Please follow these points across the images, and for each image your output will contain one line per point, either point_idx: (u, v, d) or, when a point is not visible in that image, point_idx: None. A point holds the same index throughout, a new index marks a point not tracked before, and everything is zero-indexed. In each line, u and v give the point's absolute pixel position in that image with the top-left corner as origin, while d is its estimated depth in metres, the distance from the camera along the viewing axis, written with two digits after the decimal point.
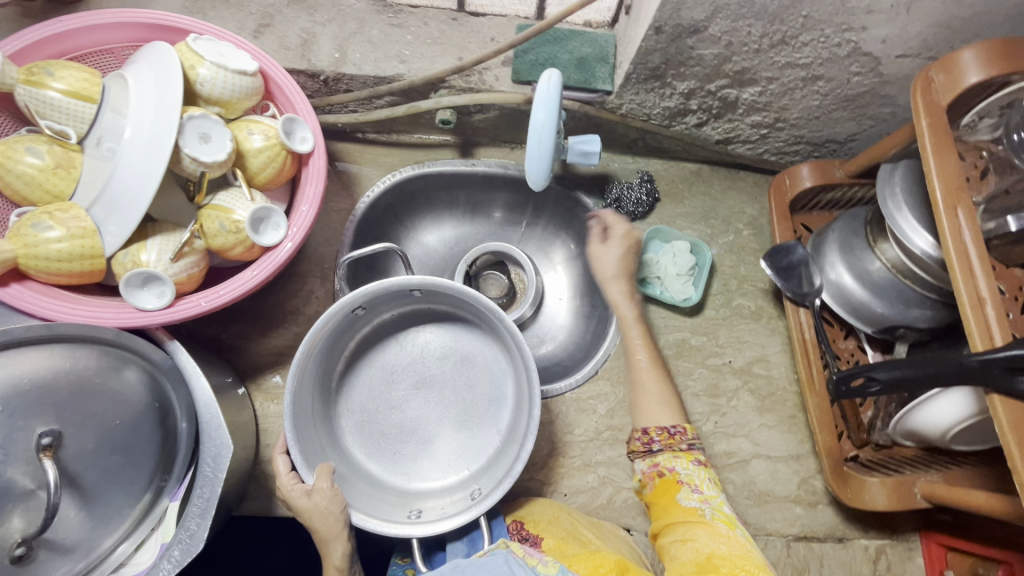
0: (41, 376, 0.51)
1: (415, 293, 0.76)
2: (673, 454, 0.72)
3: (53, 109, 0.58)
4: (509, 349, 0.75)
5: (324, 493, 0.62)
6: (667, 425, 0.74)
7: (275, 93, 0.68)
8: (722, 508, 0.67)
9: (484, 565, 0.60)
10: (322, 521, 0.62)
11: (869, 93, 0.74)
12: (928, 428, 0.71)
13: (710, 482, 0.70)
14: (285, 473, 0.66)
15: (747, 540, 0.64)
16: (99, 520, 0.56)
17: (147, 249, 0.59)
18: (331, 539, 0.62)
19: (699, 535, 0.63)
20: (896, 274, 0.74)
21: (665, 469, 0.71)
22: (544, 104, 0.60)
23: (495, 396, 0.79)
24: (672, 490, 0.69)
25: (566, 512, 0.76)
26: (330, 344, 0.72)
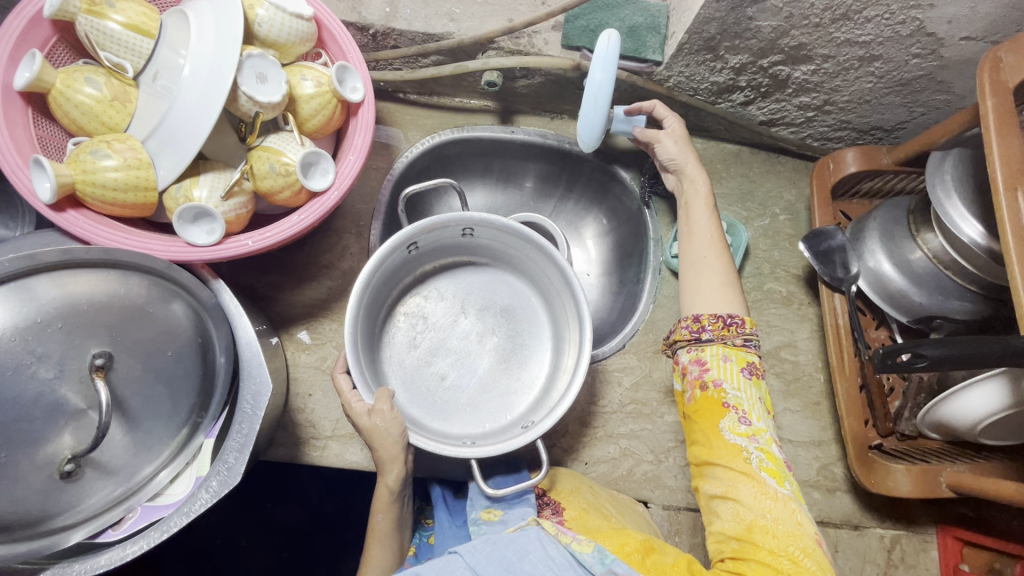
0: (98, 298, 0.53)
1: (461, 241, 0.78)
2: (723, 349, 0.69)
3: (113, 41, 0.59)
4: (551, 295, 0.78)
5: (385, 414, 0.64)
6: (727, 314, 0.71)
7: (328, 41, 0.68)
8: (769, 446, 0.65)
9: (517, 539, 0.63)
10: (382, 442, 0.64)
11: (925, 78, 0.73)
12: (955, 420, 0.71)
13: (758, 410, 0.67)
14: (350, 390, 0.67)
15: (791, 498, 0.62)
16: (141, 447, 0.58)
17: (199, 185, 0.59)
18: (390, 461, 0.65)
19: (743, 494, 0.62)
20: (936, 264, 0.74)
21: (709, 383, 0.68)
22: (602, 64, 0.59)
23: (533, 346, 0.81)
24: (717, 417, 0.66)
25: (587, 484, 0.77)
26: (382, 283, 0.74)
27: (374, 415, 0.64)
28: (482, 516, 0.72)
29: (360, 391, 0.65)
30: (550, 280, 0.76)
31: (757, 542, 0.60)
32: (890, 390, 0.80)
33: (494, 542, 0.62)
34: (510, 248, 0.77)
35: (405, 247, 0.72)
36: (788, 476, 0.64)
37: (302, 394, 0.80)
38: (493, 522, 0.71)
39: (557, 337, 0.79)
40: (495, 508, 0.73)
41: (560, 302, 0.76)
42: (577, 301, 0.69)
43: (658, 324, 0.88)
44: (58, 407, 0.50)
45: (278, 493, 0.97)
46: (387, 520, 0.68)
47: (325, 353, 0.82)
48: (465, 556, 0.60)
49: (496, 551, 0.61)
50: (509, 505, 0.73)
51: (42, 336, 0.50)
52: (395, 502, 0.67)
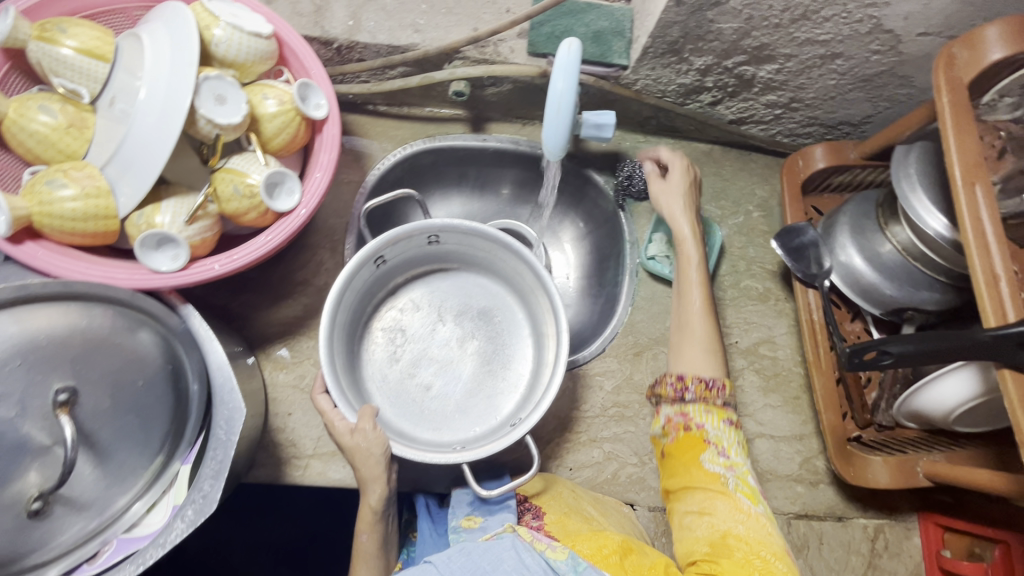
0: (58, 332, 0.51)
1: (429, 249, 0.77)
2: (705, 406, 0.71)
3: (66, 67, 0.58)
4: (526, 293, 0.78)
5: (367, 433, 0.63)
6: (710, 376, 0.72)
7: (289, 58, 0.67)
8: (747, 476, 0.68)
9: (491, 548, 0.63)
10: (365, 463, 0.63)
11: (886, 74, 0.74)
12: (930, 408, 0.72)
13: (737, 446, 0.70)
14: (332, 410, 0.66)
15: (767, 517, 0.65)
16: (113, 479, 0.57)
17: (161, 211, 0.59)
18: (372, 481, 0.64)
19: (720, 509, 0.64)
20: (906, 256, 0.74)
21: (693, 425, 0.70)
22: (564, 72, 0.58)
23: (514, 344, 0.81)
24: (698, 450, 0.69)
25: (569, 488, 0.77)
26: (354, 302, 0.73)
27: (355, 435, 0.63)
28: (462, 523, 0.72)
29: (343, 412, 0.64)
30: (522, 277, 0.76)
31: (731, 547, 0.61)
32: (867, 381, 0.81)
33: (468, 551, 0.61)
34: (477, 250, 0.77)
35: (372, 262, 0.71)
36: (761, 499, 0.67)
37: (282, 413, 0.79)
38: (473, 529, 0.71)
39: (536, 331, 0.79)
40: (475, 514, 0.72)
41: (535, 298, 0.76)
42: (550, 296, 0.70)
43: (637, 326, 0.88)
44: (22, 446, 0.49)
45: (263, 513, 0.96)
46: (371, 539, 0.66)
47: (303, 371, 0.81)
48: (439, 564, 0.59)
49: (471, 561, 0.60)
50: (490, 511, 0.72)
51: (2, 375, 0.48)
52: (378, 522, 0.66)
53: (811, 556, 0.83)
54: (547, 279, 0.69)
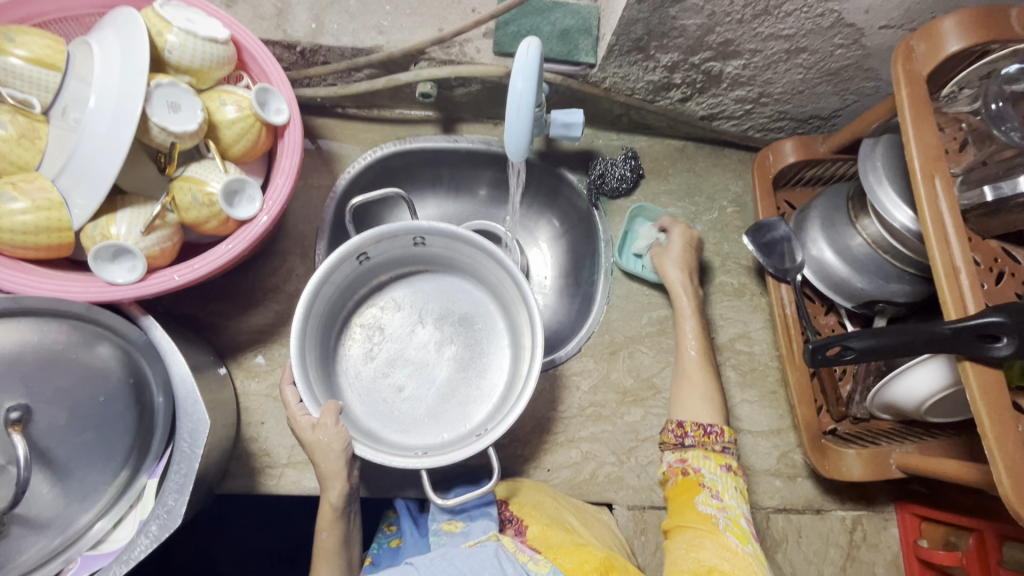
0: (10, 349, 0.50)
1: (414, 250, 0.76)
2: (704, 452, 0.74)
3: (15, 77, 0.56)
4: (509, 304, 0.77)
5: (329, 427, 0.62)
6: (707, 423, 0.75)
7: (249, 62, 0.66)
8: (738, 519, 0.69)
9: (474, 555, 0.64)
10: (325, 458, 0.62)
11: (852, 67, 0.74)
12: (902, 401, 0.73)
13: (733, 492, 0.71)
14: (297, 403, 0.65)
15: (756, 558, 0.65)
16: (74, 497, 0.56)
17: (116, 222, 0.57)
18: (333, 476, 0.63)
19: (708, 550, 0.65)
20: (875, 249, 0.75)
21: (690, 469, 0.73)
22: (523, 73, 0.57)
23: (492, 353, 0.80)
24: (692, 493, 0.71)
25: (551, 496, 0.77)
26: (332, 297, 0.72)
27: (318, 430, 0.63)
28: (443, 526, 0.73)
29: (307, 406, 0.63)
30: (505, 286, 0.75)
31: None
32: (842, 373, 0.82)
33: (449, 556, 0.63)
34: (464, 255, 0.76)
35: (354, 259, 0.70)
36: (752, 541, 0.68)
37: (255, 422, 0.78)
38: (453, 533, 0.72)
39: (514, 345, 0.78)
40: (456, 519, 0.73)
41: (516, 309, 0.75)
42: (530, 309, 0.69)
43: (613, 325, 0.88)
44: None
45: (241, 525, 0.95)
46: (332, 537, 0.66)
47: (276, 379, 0.80)
48: (418, 566, 0.61)
49: (449, 564, 0.62)
50: (470, 517, 0.73)
51: None
52: (339, 518, 0.65)
53: (789, 549, 0.83)
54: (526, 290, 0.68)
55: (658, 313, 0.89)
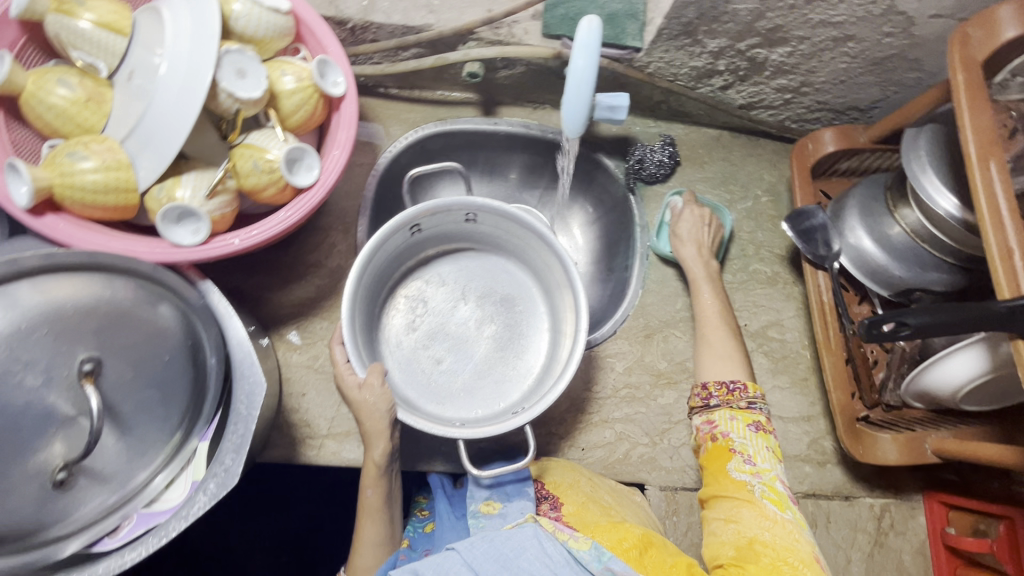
0: (85, 301, 0.51)
1: (465, 227, 0.77)
2: (729, 412, 0.74)
3: (84, 41, 0.58)
4: (552, 288, 0.78)
5: (376, 387, 0.64)
6: (730, 380, 0.76)
7: (306, 35, 0.67)
8: (772, 481, 0.69)
9: (512, 536, 0.62)
10: (369, 417, 0.64)
11: (897, 57, 0.75)
12: (937, 387, 0.73)
13: (764, 454, 0.71)
14: (344, 362, 0.66)
15: (794, 524, 0.65)
16: (134, 454, 0.57)
17: (182, 185, 0.59)
18: (376, 436, 0.65)
19: (747, 517, 0.65)
20: (914, 238, 0.76)
21: (718, 434, 0.73)
22: (584, 50, 0.58)
23: (531, 336, 0.81)
24: (725, 460, 0.71)
25: (585, 477, 0.77)
26: (383, 265, 0.73)
27: (365, 390, 0.64)
28: (481, 508, 0.72)
29: (354, 366, 0.64)
30: (550, 269, 0.76)
31: (757, 553, 0.61)
32: (874, 362, 0.83)
33: (490, 538, 0.61)
34: (513, 236, 0.76)
35: (407, 230, 0.71)
36: (791, 506, 0.68)
37: (295, 394, 0.79)
38: (492, 515, 0.70)
39: (555, 329, 0.79)
40: (495, 500, 0.72)
41: (560, 293, 0.76)
42: (576, 293, 0.69)
43: (648, 309, 0.89)
44: (47, 415, 0.48)
45: (268, 501, 0.95)
46: (376, 494, 0.68)
47: (316, 352, 0.81)
48: (462, 552, 0.59)
49: (492, 548, 0.59)
50: (507, 496, 0.73)
51: (28, 342, 0.48)
52: (383, 476, 0.68)
53: (818, 534, 0.84)
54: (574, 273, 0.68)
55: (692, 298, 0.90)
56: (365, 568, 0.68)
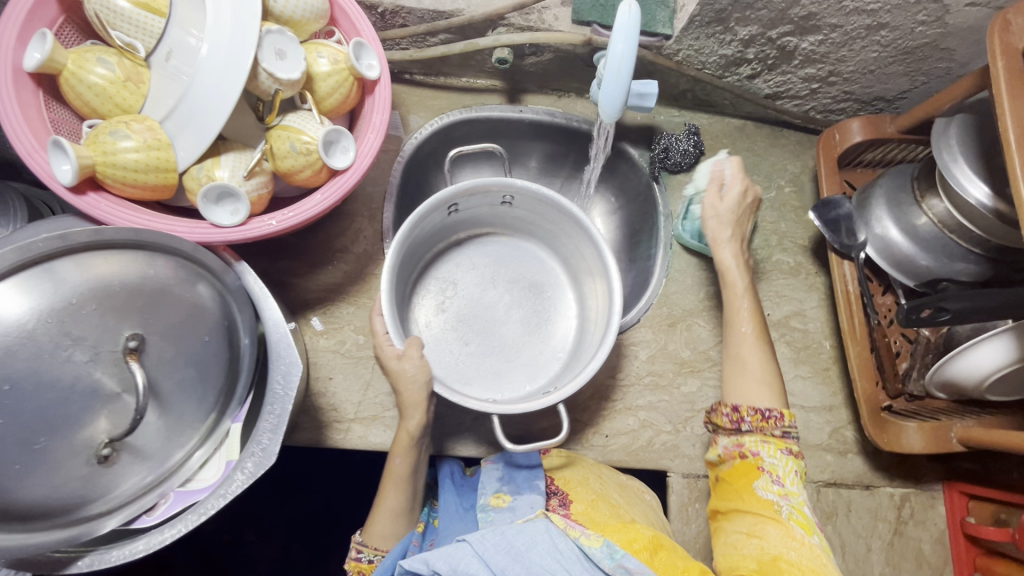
0: (130, 280, 0.52)
1: (499, 209, 0.78)
2: (762, 436, 0.72)
3: (122, 20, 0.57)
4: (583, 274, 0.79)
5: (415, 359, 0.64)
6: (764, 408, 0.73)
7: (340, 18, 0.67)
8: (801, 505, 0.67)
9: (523, 530, 0.62)
10: (407, 386, 0.64)
11: (928, 46, 0.75)
12: (961, 378, 0.74)
13: (794, 476, 0.69)
14: (384, 333, 0.66)
15: (823, 550, 0.64)
16: (173, 432, 0.57)
17: (221, 165, 0.59)
18: (413, 407, 0.66)
19: (771, 535, 0.64)
20: (942, 229, 0.76)
21: (748, 453, 0.71)
22: (624, 34, 0.58)
23: (559, 322, 0.82)
24: (752, 478, 0.69)
25: (597, 474, 0.77)
26: (419, 243, 0.74)
27: (403, 361, 0.64)
28: (490, 501, 0.72)
29: (391, 336, 0.64)
30: (582, 254, 0.76)
31: (781, 571, 0.60)
32: (898, 352, 0.82)
33: (502, 532, 0.61)
34: (546, 221, 0.77)
35: (445, 209, 0.72)
36: (817, 531, 0.66)
37: (322, 377, 0.80)
38: (501, 509, 0.71)
39: (583, 316, 0.79)
40: (504, 492, 0.72)
41: (592, 278, 0.76)
42: (609, 278, 0.70)
43: (671, 298, 0.89)
44: (93, 390, 0.48)
45: (290, 485, 0.96)
46: (404, 463, 0.68)
47: (343, 337, 0.82)
48: (473, 544, 0.59)
49: (503, 540, 0.60)
50: (518, 491, 0.72)
51: (77, 318, 0.48)
52: (412, 446, 0.68)
53: (839, 522, 0.85)
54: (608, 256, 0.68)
55: (715, 288, 0.90)
56: (382, 535, 0.69)
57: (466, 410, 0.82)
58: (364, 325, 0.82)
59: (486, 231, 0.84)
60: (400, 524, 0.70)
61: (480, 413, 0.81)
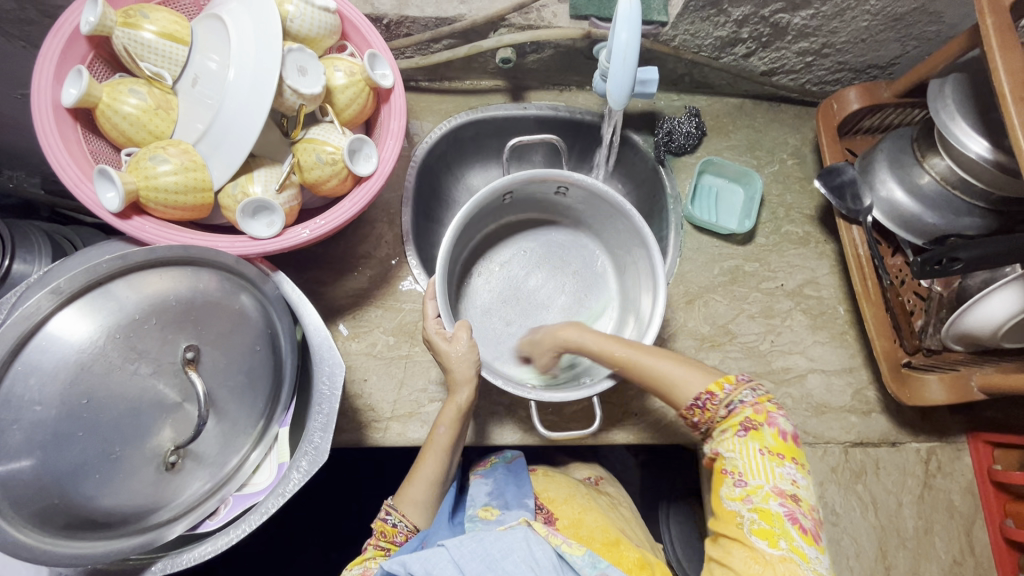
0: (183, 294, 0.54)
1: (553, 199, 0.87)
2: (719, 424, 0.65)
3: (149, 51, 0.60)
4: (624, 265, 0.87)
5: (463, 340, 0.71)
6: (693, 399, 0.65)
7: (351, 33, 0.70)
8: (766, 505, 0.58)
9: (503, 537, 0.62)
10: (457, 365, 0.70)
11: (917, 11, 0.78)
12: (976, 329, 0.76)
13: (754, 467, 0.60)
14: (434, 317, 0.72)
15: (787, 559, 0.54)
16: (228, 439, 0.59)
17: (254, 181, 0.62)
18: (463, 382, 0.71)
19: (736, 560, 0.56)
20: (945, 186, 0.78)
21: (714, 455, 0.64)
22: (627, 23, 0.60)
23: (598, 308, 0.90)
24: (718, 486, 0.62)
25: (580, 492, 0.78)
26: (476, 221, 0.84)
27: (453, 343, 0.71)
28: (478, 513, 0.71)
29: (444, 320, 0.72)
30: (624, 240, 0.84)
31: None
32: (913, 311, 0.85)
33: (480, 538, 0.61)
34: (596, 211, 0.85)
35: (501, 195, 0.81)
36: (788, 533, 0.56)
37: (358, 379, 0.82)
38: (489, 520, 0.69)
39: (624, 306, 0.87)
40: (492, 506, 0.72)
41: (637, 272, 0.83)
42: (651, 262, 0.76)
43: (686, 276, 0.91)
44: (158, 402, 0.51)
45: (333, 487, 0.99)
46: (447, 434, 0.71)
47: (373, 339, 0.84)
48: (450, 548, 0.59)
49: (480, 547, 0.60)
50: (506, 506, 0.71)
51: (140, 333, 0.51)
52: (459, 421, 0.71)
53: (868, 480, 0.87)
54: (649, 245, 0.76)
55: (729, 263, 0.92)
56: (413, 501, 0.69)
57: (498, 400, 0.84)
58: (393, 327, 0.85)
59: (536, 218, 0.94)
60: (433, 495, 0.70)
61: (513, 401, 0.84)
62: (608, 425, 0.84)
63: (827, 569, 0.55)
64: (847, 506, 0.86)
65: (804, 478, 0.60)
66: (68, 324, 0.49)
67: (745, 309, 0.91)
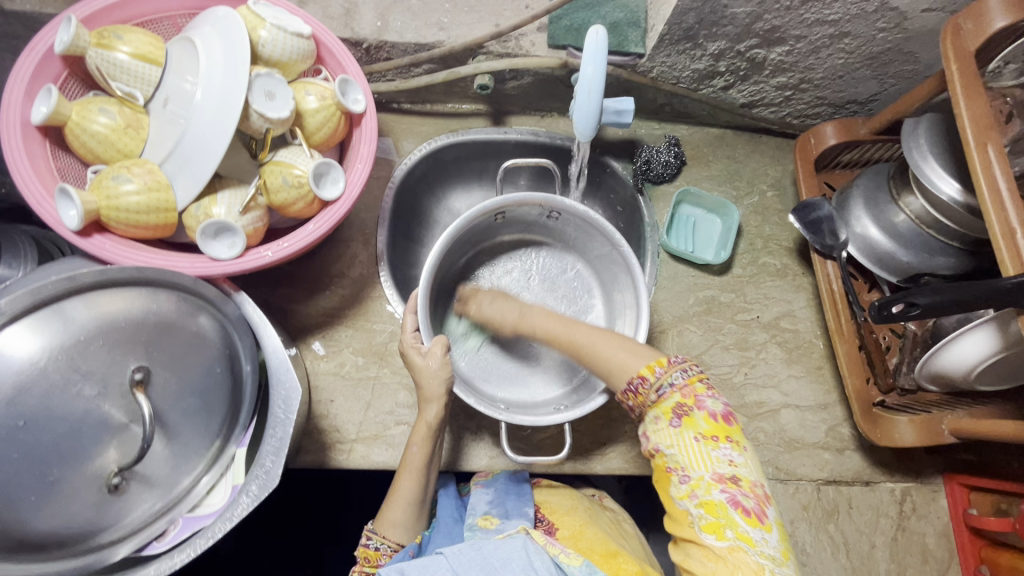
0: (135, 315, 0.54)
1: (543, 220, 0.87)
2: (651, 412, 0.61)
3: (121, 72, 0.61)
4: (610, 287, 0.86)
5: (438, 355, 0.70)
6: (626, 384, 0.62)
7: (326, 57, 0.70)
8: (711, 496, 0.55)
9: (502, 546, 0.62)
10: (428, 381, 0.70)
11: (892, 51, 0.78)
12: (951, 369, 0.74)
13: (694, 456, 0.57)
14: (412, 331, 0.73)
15: (736, 548, 0.53)
16: (179, 459, 0.58)
17: (218, 202, 0.62)
18: (432, 399, 0.70)
19: (695, 561, 0.54)
20: (920, 225, 0.78)
21: (654, 450, 0.61)
22: (592, 58, 0.61)
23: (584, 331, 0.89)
24: (666, 483, 0.60)
25: (583, 505, 0.76)
26: (463, 240, 0.84)
27: (427, 357, 0.70)
28: (478, 522, 0.72)
29: (421, 334, 0.72)
30: (606, 261, 0.85)
31: None
32: (888, 347, 0.84)
33: (479, 546, 0.61)
34: (584, 235, 0.85)
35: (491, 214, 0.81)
36: (733, 517, 0.54)
37: (324, 400, 0.82)
38: (488, 530, 0.70)
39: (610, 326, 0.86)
40: (492, 515, 0.72)
41: (622, 295, 0.83)
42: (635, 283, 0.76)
43: (661, 305, 0.91)
44: (103, 422, 0.51)
45: (301, 503, 0.98)
46: (420, 452, 0.70)
47: (343, 359, 0.84)
48: (449, 557, 0.59)
49: (479, 555, 0.60)
50: (506, 515, 0.72)
51: (85, 354, 0.51)
52: (431, 438, 0.70)
53: (840, 520, 0.85)
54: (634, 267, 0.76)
55: (704, 293, 0.92)
56: (393, 522, 0.68)
57: (465, 426, 0.83)
58: (363, 347, 0.85)
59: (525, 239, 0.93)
60: (413, 514, 0.69)
61: (480, 426, 0.83)
62: (575, 455, 0.83)
63: (775, 545, 0.53)
64: (817, 547, 0.84)
65: (742, 454, 0.58)
66: (14, 342, 0.49)
67: (719, 340, 0.90)
